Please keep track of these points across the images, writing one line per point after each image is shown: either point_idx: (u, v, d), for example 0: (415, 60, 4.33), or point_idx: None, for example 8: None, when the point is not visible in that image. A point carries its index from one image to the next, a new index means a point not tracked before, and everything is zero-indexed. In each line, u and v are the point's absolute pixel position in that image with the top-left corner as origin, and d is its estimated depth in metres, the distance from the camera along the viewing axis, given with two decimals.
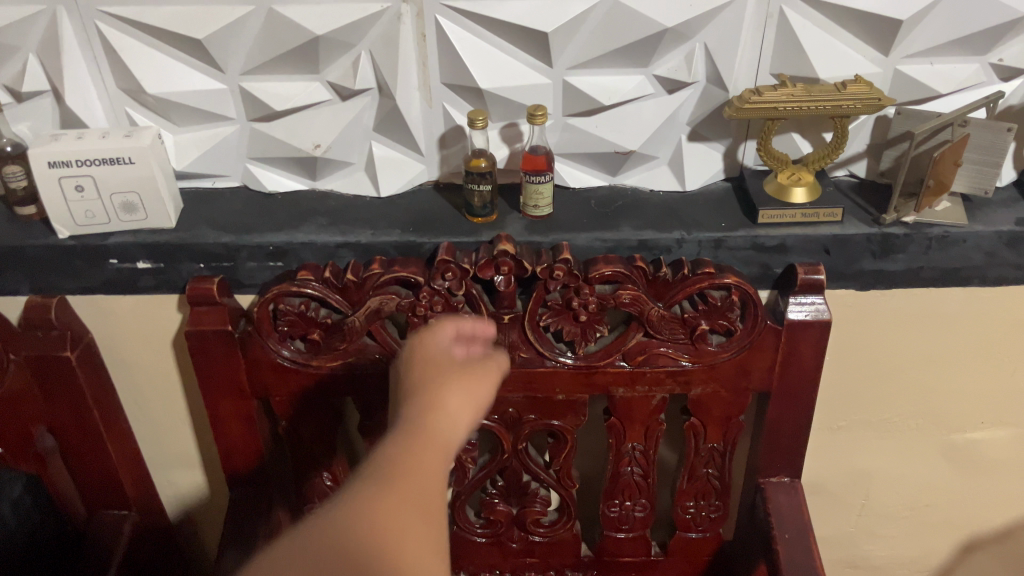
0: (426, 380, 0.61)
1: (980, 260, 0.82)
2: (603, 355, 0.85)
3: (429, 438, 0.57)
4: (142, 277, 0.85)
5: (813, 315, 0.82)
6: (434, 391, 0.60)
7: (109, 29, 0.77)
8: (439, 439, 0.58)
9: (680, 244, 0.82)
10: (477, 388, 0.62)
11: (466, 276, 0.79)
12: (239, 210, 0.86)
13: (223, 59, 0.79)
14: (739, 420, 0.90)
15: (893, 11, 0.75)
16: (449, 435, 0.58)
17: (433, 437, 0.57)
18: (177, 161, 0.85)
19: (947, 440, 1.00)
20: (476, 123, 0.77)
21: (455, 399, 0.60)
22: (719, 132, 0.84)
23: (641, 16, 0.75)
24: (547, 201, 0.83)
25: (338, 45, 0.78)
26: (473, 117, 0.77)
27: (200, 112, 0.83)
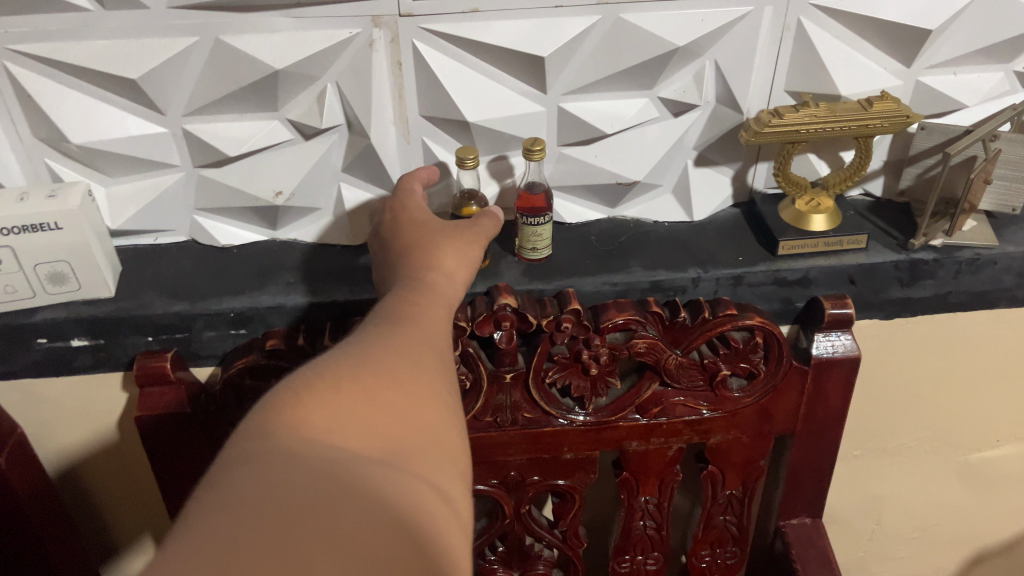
0: (418, 240, 0.60)
1: (1008, 282, 0.77)
2: (615, 409, 0.76)
3: (435, 286, 0.55)
4: (77, 356, 0.72)
5: (841, 351, 0.75)
6: (431, 248, 0.58)
7: (21, 70, 0.65)
8: (444, 290, 0.55)
9: (696, 284, 0.73)
10: (472, 247, 0.60)
11: (462, 333, 0.70)
12: (189, 269, 0.74)
13: (163, 99, 0.67)
14: (760, 465, 0.83)
15: (921, 21, 0.68)
16: (452, 288, 0.56)
17: (439, 299, 0.53)
18: (111, 219, 0.73)
19: (961, 460, 0.96)
20: (466, 164, 0.67)
21: (450, 253, 0.58)
22: (729, 155, 0.76)
23: (648, 34, 0.67)
24: (546, 243, 0.73)
25: (300, 78, 0.67)
26: (462, 157, 0.67)
27: (137, 161, 0.71)
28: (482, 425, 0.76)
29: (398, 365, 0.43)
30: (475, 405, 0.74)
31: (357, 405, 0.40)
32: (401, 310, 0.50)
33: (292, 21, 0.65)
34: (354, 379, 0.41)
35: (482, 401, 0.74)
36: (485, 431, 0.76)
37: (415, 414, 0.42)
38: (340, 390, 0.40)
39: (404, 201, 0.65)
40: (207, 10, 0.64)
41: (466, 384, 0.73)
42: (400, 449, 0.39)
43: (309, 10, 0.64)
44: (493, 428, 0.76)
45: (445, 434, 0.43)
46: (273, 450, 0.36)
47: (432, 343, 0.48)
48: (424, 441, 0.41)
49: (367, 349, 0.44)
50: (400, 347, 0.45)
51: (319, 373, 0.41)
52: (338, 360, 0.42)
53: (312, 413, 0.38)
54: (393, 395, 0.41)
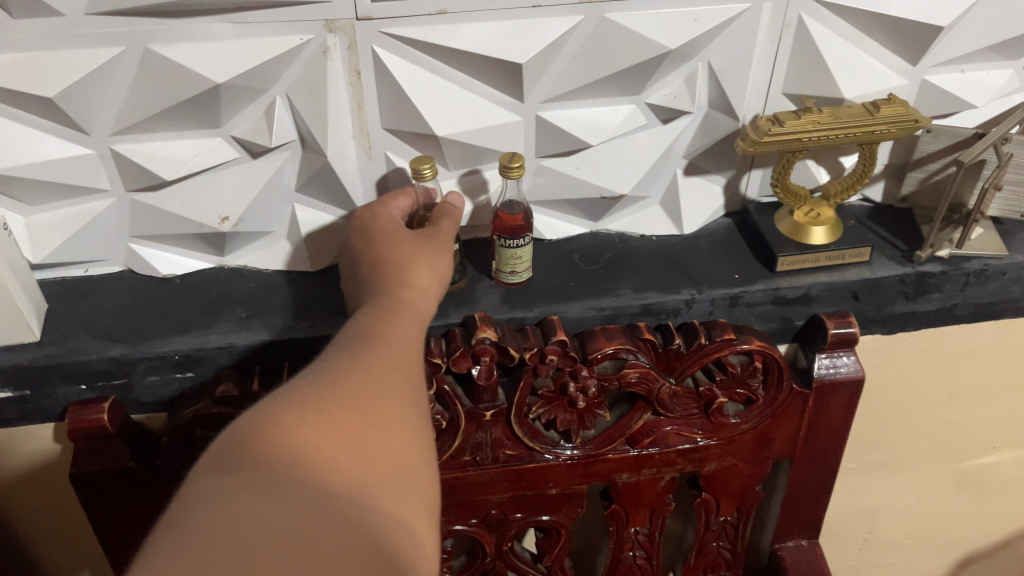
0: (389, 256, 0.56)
1: (1016, 292, 0.72)
2: (604, 442, 0.70)
3: (407, 299, 0.51)
4: (1, 409, 0.64)
5: (844, 373, 0.70)
6: (398, 258, 0.55)
7: None
8: (417, 305, 0.51)
9: (690, 305, 0.67)
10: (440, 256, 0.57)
11: (436, 371, 0.63)
12: (126, 305, 0.66)
13: (86, 119, 0.58)
14: (756, 490, 0.78)
15: (931, 17, 0.62)
16: (425, 300, 0.52)
17: (414, 319, 0.49)
18: (33, 254, 0.65)
19: (955, 467, 0.92)
20: (424, 178, 0.59)
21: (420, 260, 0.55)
22: (722, 164, 0.70)
23: (636, 36, 0.60)
24: (526, 266, 0.66)
25: (244, 92, 0.59)
26: (420, 172, 0.59)
27: (60, 187, 0.62)
28: (460, 465, 0.69)
29: (372, 388, 0.39)
30: (453, 445, 0.67)
31: (325, 436, 0.36)
32: (372, 328, 0.46)
33: (233, 27, 0.57)
34: (322, 408, 0.37)
35: (459, 440, 0.67)
36: (464, 471, 0.70)
37: (389, 444, 0.37)
38: (307, 422, 0.36)
39: (372, 207, 0.62)
40: (133, 17, 0.55)
41: (442, 423, 0.66)
42: (374, 488, 0.35)
43: (252, 15, 0.56)
44: (472, 467, 0.70)
45: (423, 465, 0.39)
46: (231, 489, 0.32)
47: (406, 364, 0.43)
48: (400, 475, 0.37)
49: (336, 371, 0.40)
50: (372, 369, 0.41)
51: (284, 404, 0.37)
52: (305, 387, 0.38)
53: (276, 448, 0.34)
54: (367, 426, 0.37)
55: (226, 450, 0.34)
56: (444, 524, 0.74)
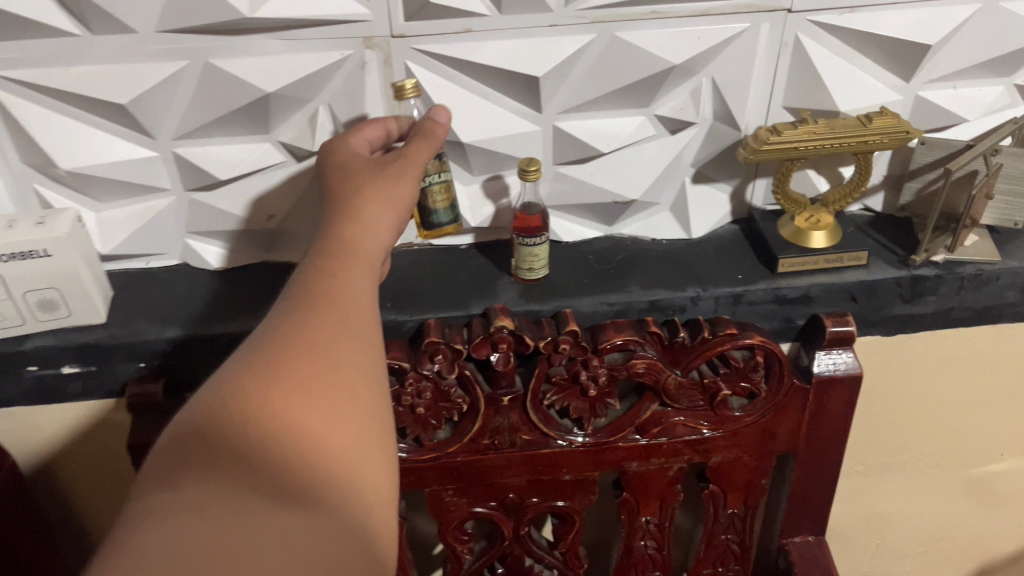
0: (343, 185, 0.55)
1: (1012, 297, 0.76)
2: (614, 430, 0.75)
3: (354, 242, 0.50)
4: (69, 384, 0.71)
5: (843, 369, 0.74)
6: (353, 201, 0.53)
7: (7, 97, 0.63)
8: (364, 245, 0.51)
9: (695, 303, 0.72)
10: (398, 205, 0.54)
11: (458, 356, 0.69)
12: (181, 293, 0.74)
13: (152, 123, 0.66)
14: (761, 484, 0.82)
15: (920, 36, 0.67)
16: (374, 243, 0.51)
17: (360, 257, 0.49)
18: (102, 244, 0.72)
19: (964, 475, 0.95)
20: (406, 94, 0.60)
21: (375, 204, 0.53)
22: (727, 173, 0.76)
23: (645, 53, 0.66)
24: (543, 263, 0.72)
25: (291, 101, 0.66)
26: (400, 88, 0.59)
27: (127, 185, 0.70)
28: (480, 448, 0.75)
29: (315, 370, 0.41)
30: (473, 428, 0.73)
31: (265, 438, 0.37)
32: (322, 283, 0.46)
33: (282, 44, 0.64)
34: (263, 404, 0.38)
35: (479, 424, 0.73)
36: (483, 454, 0.75)
37: (332, 431, 0.39)
38: (246, 424, 0.38)
39: (340, 137, 0.61)
40: (196, 34, 0.62)
41: (463, 406, 0.72)
42: (315, 487, 0.37)
43: (298, 32, 0.63)
44: (490, 450, 0.75)
45: (368, 444, 0.40)
46: (173, 508, 0.34)
47: (356, 328, 0.44)
48: (342, 464, 0.38)
49: (277, 350, 0.41)
50: (318, 343, 0.42)
51: (224, 403, 0.38)
52: (246, 376, 0.39)
53: (217, 455, 0.37)
54: (308, 416, 0.39)
55: (171, 462, 0.37)
56: (465, 506, 0.79)
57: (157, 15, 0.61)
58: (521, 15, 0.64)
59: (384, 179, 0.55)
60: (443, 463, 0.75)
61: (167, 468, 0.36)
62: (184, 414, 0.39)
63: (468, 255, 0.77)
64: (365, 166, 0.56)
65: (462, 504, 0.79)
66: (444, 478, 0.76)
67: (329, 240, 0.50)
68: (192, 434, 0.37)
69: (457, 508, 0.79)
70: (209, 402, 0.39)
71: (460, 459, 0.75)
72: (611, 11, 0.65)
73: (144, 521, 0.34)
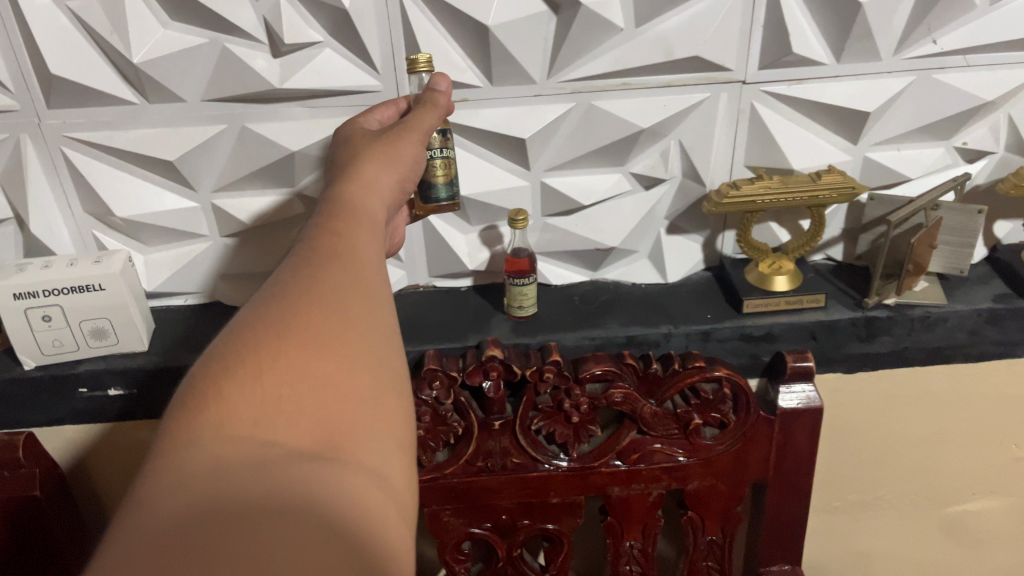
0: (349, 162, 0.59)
1: (963, 338, 0.83)
2: (597, 455, 0.83)
3: (354, 205, 0.53)
4: (113, 405, 0.81)
5: (804, 402, 0.81)
6: (357, 167, 0.58)
7: (75, 154, 0.75)
8: (365, 215, 0.52)
9: (668, 338, 0.81)
10: (398, 170, 0.60)
11: (453, 383, 0.77)
12: (214, 327, 0.84)
13: (195, 177, 0.77)
14: (737, 512, 0.88)
15: (860, 104, 0.77)
16: (374, 203, 0.55)
17: (364, 223, 0.51)
18: (147, 282, 0.83)
19: (942, 515, 0.99)
20: (418, 69, 0.63)
21: (379, 173, 0.58)
22: (697, 224, 0.85)
23: (617, 118, 0.76)
24: (532, 302, 0.81)
25: (313, 159, 0.77)
26: (413, 62, 0.63)
27: (171, 231, 0.81)
28: (474, 470, 0.82)
29: (331, 323, 0.41)
30: (467, 451, 0.81)
31: (284, 388, 0.37)
32: (330, 244, 0.47)
33: (306, 110, 0.75)
34: (281, 356, 0.38)
35: (473, 447, 0.81)
36: (477, 476, 0.82)
37: (349, 381, 0.39)
38: (265, 374, 0.37)
39: (353, 118, 0.69)
40: (234, 102, 0.74)
41: (459, 430, 0.80)
42: (338, 433, 0.37)
43: (321, 101, 0.75)
44: (484, 472, 0.83)
45: (386, 396, 0.41)
46: (192, 458, 0.34)
47: (370, 287, 0.46)
48: (364, 410, 0.39)
49: (292, 301, 0.41)
50: (330, 301, 0.42)
51: (238, 359, 0.38)
52: (262, 327, 0.39)
53: (233, 411, 0.36)
54: (328, 365, 0.39)
55: (183, 418, 0.35)
56: (462, 527, 0.86)
57: (203, 86, 0.73)
58: (510, 86, 0.75)
59: (390, 144, 0.60)
60: (441, 483, 0.82)
61: (179, 428, 0.35)
62: (192, 375, 0.38)
63: (467, 296, 0.87)
64: (374, 136, 0.62)
65: (459, 525, 0.86)
66: (442, 498, 0.83)
67: (333, 197, 0.53)
68: (207, 387, 0.36)
69: (455, 529, 0.86)
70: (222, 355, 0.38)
71: (457, 481, 0.82)
72: (587, 83, 0.75)
73: (166, 468, 0.33)
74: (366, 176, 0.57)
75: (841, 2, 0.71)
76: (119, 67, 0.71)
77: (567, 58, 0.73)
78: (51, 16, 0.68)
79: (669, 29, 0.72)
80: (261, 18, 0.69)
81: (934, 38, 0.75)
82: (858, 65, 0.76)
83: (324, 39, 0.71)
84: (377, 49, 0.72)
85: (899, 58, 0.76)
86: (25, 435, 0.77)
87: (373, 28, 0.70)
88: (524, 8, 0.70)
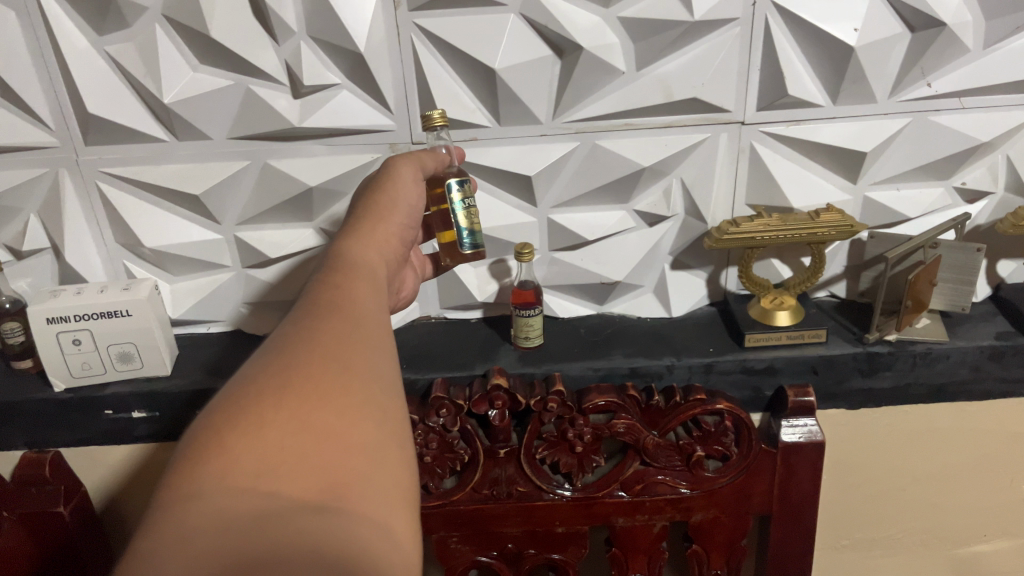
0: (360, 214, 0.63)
1: (965, 375, 0.84)
2: (601, 485, 0.83)
3: (357, 260, 0.56)
4: (136, 426, 0.85)
5: (806, 437, 0.81)
6: (358, 222, 0.61)
7: (109, 188, 0.80)
8: (365, 268, 0.55)
9: (670, 370, 0.83)
10: (395, 217, 0.64)
11: (460, 411, 0.79)
12: (233, 353, 0.88)
13: (219, 211, 0.82)
14: (742, 544, 0.87)
15: (857, 144, 0.79)
16: (375, 257, 0.57)
17: (363, 277, 0.54)
18: (173, 310, 0.87)
19: (953, 555, 0.99)
20: (433, 123, 0.66)
21: (380, 227, 0.61)
22: (701, 260, 0.88)
23: (620, 157, 0.79)
24: (538, 333, 0.84)
25: (331, 194, 0.82)
26: (428, 118, 0.65)
27: (196, 262, 0.85)
28: (480, 497, 0.83)
29: (330, 377, 0.42)
30: (473, 478, 0.82)
31: (287, 437, 0.38)
32: (330, 303, 0.49)
33: (325, 147, 0.80)
34: (284, 408, 0.39)
35: (479, 474, 0.82)
36: (484, 503, 0.83)
37: (351, 432, 0.40)
38: (267, 424, 0.38)
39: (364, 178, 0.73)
40: (258, 140, 0.79)
41: (465, 457, 0.81)
42: (340, 484, 0.37)
43: (339, 139, 0.79)
44: (491, 500, 0.83)
45: (388, 446, 0.41)
46: (197, 510, 0.35)
47: (371, 342, 0.47)
48: (366, 459, 0.39)
49: (294, 356, 0.43)
50: (331, 357, 0.43)
51: (240, 411, 0.39)
52: (264, 381, 0.41)
53: (236, 461, 0.37)
54: (329, 417, 0.40)
55: (185, 469, 0.36)
56: (469, 553, 0.87)
57: (229, 125, 0.77)
58: (518, 126, 0.79)
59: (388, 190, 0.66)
60: (447, 510, 0.83)
61: (182, 480, 0.36)
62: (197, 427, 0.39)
63: (478, 326, 0.91)
64: (371, 184, 0.68)
65: (465, 552, 0.86)
66: (449, 525, 0.84)
67: (336, 253, 0.56)
68: (209, 439, 0.37)
69: (461, 555, 0.87)
70: (223, 408, 0.39)
71: (463, 508, 0.83)
72: (592, 123, 0.79)
73: (170, 520, 0.35)
74: (374, 229, 0.61)
75: (834, 46, 0.74)
76: (151, 107, 0.76)
77: (572, 99, 0.77)
78: (90, 60, 0.73)
79: (669, 72, 0.75)
80: (283, 61, 0.74)
81: (928, 81, 0.77)
82: (855, 107, 0.79)
83: (342, 81, 0.76)
84: (391, 91, 0.76)
85: (895, 100, 0.78)
86: (52, 454, 0.82)
87: (387, 70, 0.75)
88: (531, 51, 0.74)
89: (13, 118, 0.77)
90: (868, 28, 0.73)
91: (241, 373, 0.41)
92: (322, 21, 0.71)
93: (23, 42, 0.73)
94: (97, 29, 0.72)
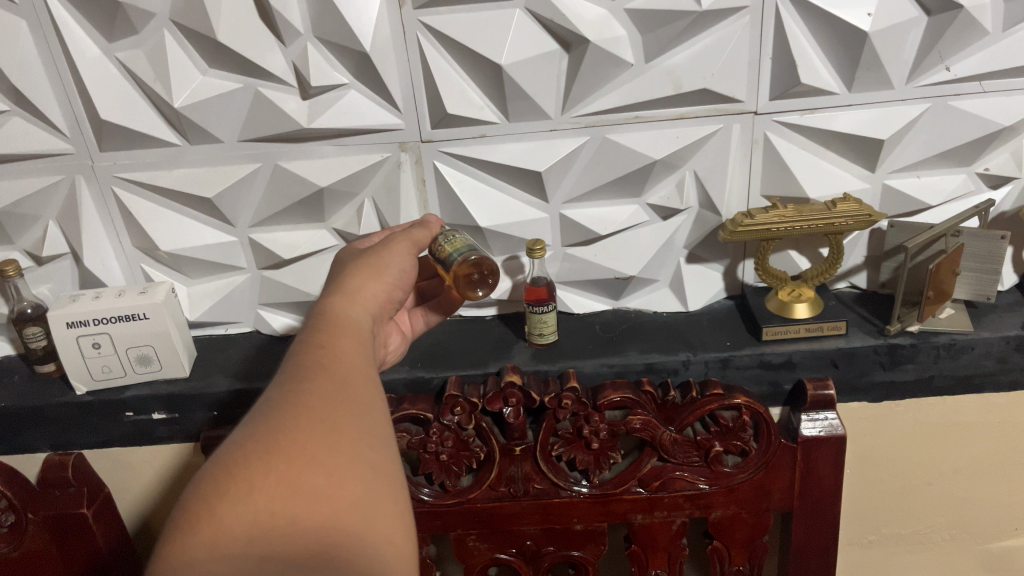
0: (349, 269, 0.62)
1: (991, 366, 0.82)
2: (618, 482, 0.81)
3: (341, 313, 0.55)
4: (157, 428, 0.86)
5: (827, 431, 0.79)
6: (345, 279, 0.59)
7: (124, 192, 0.81)
8: (350, 315, 0.55)
9: (686, 366, 0.81)
10: (384, 277, 0.61)
11: (475, 408, 0.78)
12: (250, 355, 0.88)
13: (233, 213, 0.83)
14: (764, 541, 0.86)
15: (873, 132, 0.77)
16: (360, 313, 0.56)
17: (350, 330, 0.53)
18: (191, 312, 0.89)
19: (984, 550, 0.96)
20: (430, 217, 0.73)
21: (368, 286, 0.59)
22: (717, 253, 0.87)
23: (630, 150, 0.78)
24: (552, 330, 0.83)
25: (342, 195, 0.82)
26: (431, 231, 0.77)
27: (212, 264, 0.86)
28: (498, 495, 0.82)
29: (320, 434, 0.42)
30: (489, 476, 0.81)
31: (275, 502, 0.39)
32: (316, 357, 0.48)
33: (335, 148, 0.80)
34: (270, 472, 0.40)
35: (496, 472, 0.81)
36: (501, 501, 0.82)
37: (341, 491, 0.41)
38: (254, 491, 0.39)
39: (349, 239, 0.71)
40: (270, 143, 0.79)
41: (481, 455, 0.80)
42: (331, 545, 0.39)
43: (350, 140, 0.80)
44: (508, 498, 0.82)
45: (380, 499, 0.42)
46: None
47: (360, 397, 0.47)
48: (356, 516, 0.40)
49: (283, 416, 0.43)
50: (317, 413, 0.44)
51: (228, 478, 0.40)
52: (250, 445, 0.41)
53: (226, 528, 0.38)
54: (316, 477, 0.40)
55: (179, 536, 0.38)
56: (487, 552, 0.86)
57: (239, 128, 0.78)
58: (527, 122, 0.79)
59: (376, 258, 0.63)
60: (466, 508, 0.82)
61: (174, 550, 0.38)
62: (188, 494, 0.40)
63: (493, 324, 0.91)
64: (361, 252, 0.65)
65: (484, 550, 0.86)
66: (467, 523, 0.83)
67: (320, 312, 0.54)
68: (199, 508, 0.39)
69: (480, 554, 0.86)
70: (213, 473, 0.40)
71: (480, 505, 0.82)
72: (601, 117, 0.78)
73: None
74: (365, 287, 0.59)
75: (847, 31, 0.72)
76: (163, 112, 0.77)
77: (580, 94, 0.76)
78: (101, 67, 0.74)
79: (679, 62, 0.74)
80: (291, 63, 0.75)
81: (946, 65, 0.75)
82: (870, 94, 0.77)
83: (349, 81, 0.76)
84: (399, 90, 0.76)
85: (913, 85, 0.76)
86: (74, 456, 0.84)
87: (394, 69, 0.75)
88: (536, 47, 0.73)
89: (29, 127, 0.78)
90: (881, 13, 0.71)
91: (234, 435, 0.42)
92: (326, 22, 0.71)
93: (36, 51, 0.74)
94: (107, 36, 0.73)
